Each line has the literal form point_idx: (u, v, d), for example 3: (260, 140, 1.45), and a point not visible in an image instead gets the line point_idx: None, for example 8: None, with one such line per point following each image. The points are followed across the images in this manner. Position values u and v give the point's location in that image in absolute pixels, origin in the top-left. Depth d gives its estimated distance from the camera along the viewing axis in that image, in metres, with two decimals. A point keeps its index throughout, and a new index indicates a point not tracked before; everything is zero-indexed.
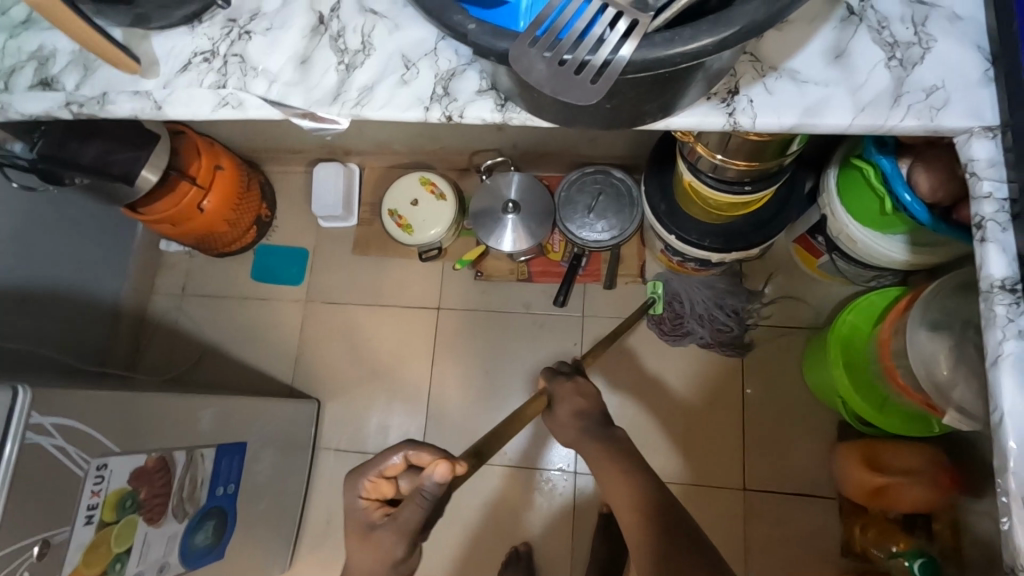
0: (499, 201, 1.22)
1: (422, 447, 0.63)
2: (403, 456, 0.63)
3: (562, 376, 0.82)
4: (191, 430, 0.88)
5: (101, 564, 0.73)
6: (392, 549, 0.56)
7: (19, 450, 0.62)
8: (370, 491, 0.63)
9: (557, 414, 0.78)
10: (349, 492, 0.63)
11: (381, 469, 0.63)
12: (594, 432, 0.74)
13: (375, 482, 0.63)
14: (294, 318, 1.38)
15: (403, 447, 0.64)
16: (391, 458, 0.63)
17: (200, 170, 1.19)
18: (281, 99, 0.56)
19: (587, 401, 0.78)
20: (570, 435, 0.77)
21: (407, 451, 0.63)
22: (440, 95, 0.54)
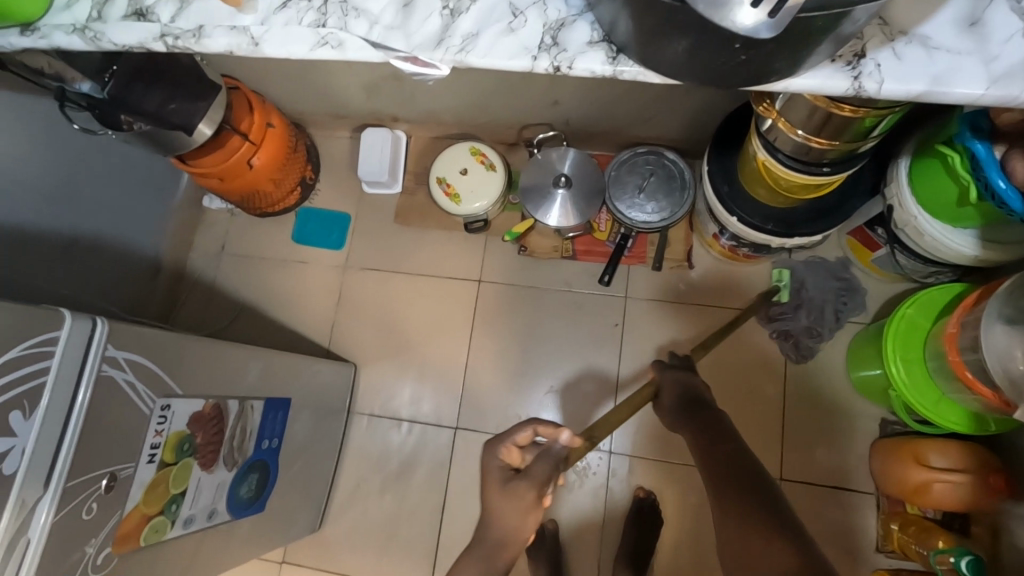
0: (550, 175, 1.21)
1: (546, 421, 0.72)
2: (532, 429, 0.71)
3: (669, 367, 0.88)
4: (242, 380, 0.89)
5: (158, 505, 0.73)
6: (527, 495, 0.62)
7: (92, 394, 0.62)
8: (506, 456, 0.68)
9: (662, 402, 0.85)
10: (485, 455, 0.69)
11: (516, 439, 0.70)
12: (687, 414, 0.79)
13: (509, 450, 0.69)
14: (333, 283, 1.38)
15: (532, 423, 0.71)
16: (523, 430, 0.71)
17: (252, 127, 1.19)
18: (383, 41, 0.55)
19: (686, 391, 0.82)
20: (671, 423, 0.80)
21: (536, 426, 0.71)
22: (549, 45, 0.53)
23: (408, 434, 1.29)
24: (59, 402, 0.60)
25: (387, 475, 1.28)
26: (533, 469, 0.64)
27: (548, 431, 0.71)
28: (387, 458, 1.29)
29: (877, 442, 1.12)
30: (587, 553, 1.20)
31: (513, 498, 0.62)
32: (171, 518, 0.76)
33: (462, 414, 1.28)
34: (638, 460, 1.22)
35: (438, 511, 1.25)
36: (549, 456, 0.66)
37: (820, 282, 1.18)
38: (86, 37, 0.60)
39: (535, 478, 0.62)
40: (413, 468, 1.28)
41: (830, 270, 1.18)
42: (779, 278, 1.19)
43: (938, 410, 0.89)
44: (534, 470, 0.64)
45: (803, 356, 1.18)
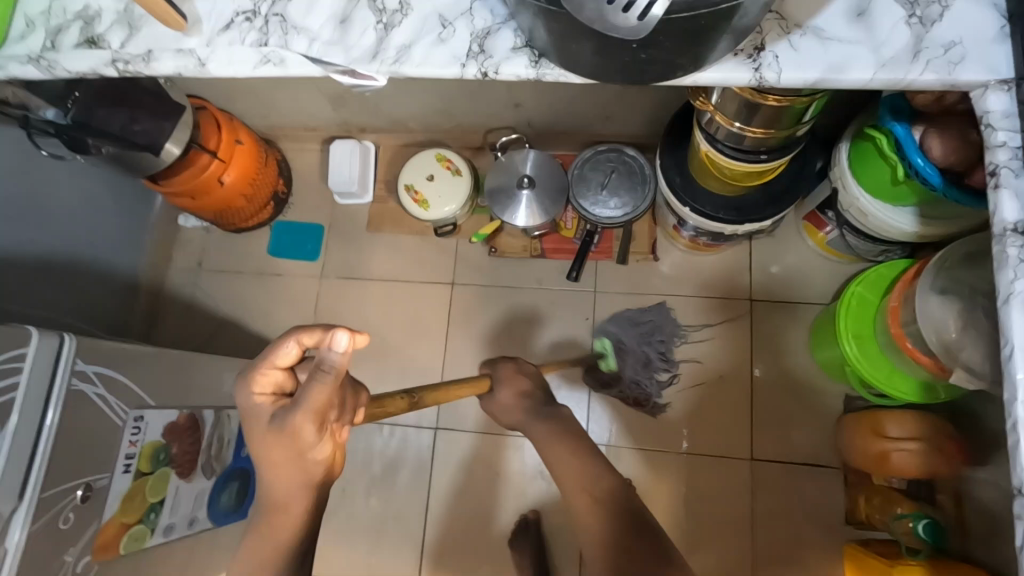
0: (514, 177, 1.25)
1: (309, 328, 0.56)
2: (293, 345, 0.56)
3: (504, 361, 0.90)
4: (217, 390, 0.91)
5: (137, 514, 0.75)
6: (301, 429, 0.52)
7: (61, 414, 0.64)
8: (263, 386, 0.57)
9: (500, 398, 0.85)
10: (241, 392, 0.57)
11: (274, 361, 0.57)
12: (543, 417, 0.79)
13: (262, 377, 0.57)
14: (309, 292, 1.40)
15: (292, 335, 0.56)
16: (281, 348, 0.56)
17: (220, 144, 1.22)
18: (322, 57, 0.58)
19: (528, 382, 0.85)
20: (514, 416, 0.83)
21: (299, 338, 0.56)
22: (476, 52, 0.56)
23: (390, 437, 1.31)
24: (28, 425, 0.61)
25: (371, 479, 1.30)
26: (303, 391, 0.51)
27: (315, 341, 0.56)
28: (370, 462, 1.31)
29: (840, 417, 1.16)
30: (568, 543, 1.22)
31: (278, 442, 0.54)
32: (150, 526, 0.78)
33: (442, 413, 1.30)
34: (614, 448, 1.23)
35: (422, 511, 1.27)
36: (320, 375, 0.50)
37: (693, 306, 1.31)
38: (41, 67, 0.63)
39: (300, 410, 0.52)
40: (396, 470, 1.30)
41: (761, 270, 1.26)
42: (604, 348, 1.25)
43: (890, 381, 0.92)
44: (302, 399, 0.51)
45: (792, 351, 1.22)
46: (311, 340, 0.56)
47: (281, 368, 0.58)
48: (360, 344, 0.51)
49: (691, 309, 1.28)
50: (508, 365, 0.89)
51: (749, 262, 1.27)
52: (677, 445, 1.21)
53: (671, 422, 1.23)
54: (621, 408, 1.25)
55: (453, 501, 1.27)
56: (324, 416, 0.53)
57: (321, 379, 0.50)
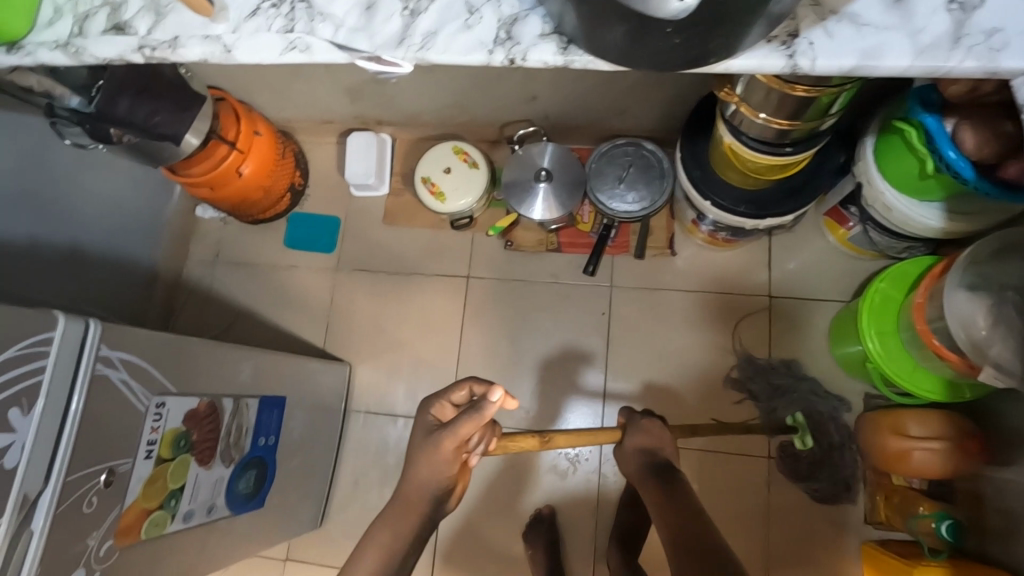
0: (531, 170, 1.24)
1: (480, 380, 0.76)
2: (466, 390, 0.77)
3: (638, 415, 0.85)
4: (236, 379, 0.92)
5: (157, 499, 0.76)
6: (448, 449, 0.71)
7: (85, 402, 0.64)
8: (438, 413, 0.77)
9: (625, 450, 0.83)
10: (421, 411, 0.78)
11: (449, 398, 0.77)
12: (656, 472, 0.78)
13: (441, 407, 0.77)
14: (325, 284, 1.40)
15: (469, 382, 0.77)
16: (458, 390, 0.77)
17: (239, 135, 1.22)
18: (348, 43, 0.58)
19: (656, 442, 0.82)
20: (632, 468, 0.82)
21: (470, 385, 0.77)
22: (503, 39, 0.55)
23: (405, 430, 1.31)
24: (53, 413, 0.61)
25: (385, 471, 1.30)
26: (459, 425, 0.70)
27: (482, 391, 0.77)
28: (385, 454, 1.31)
29: (859, 417, 1.14)
30: (582, 538, 1.22)
31: (433, 451, 0.72)
32: (171, 512, 0.79)
33: None
34: None
35: None
36: (474, 415, 0.69)
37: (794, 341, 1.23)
38: (69, 53, 0.63)
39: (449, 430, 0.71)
40: None
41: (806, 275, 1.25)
42: (796, 423, 1.14)
43: (913, 379, 0.91)
44: (457, 430, 0.70)
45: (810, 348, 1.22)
46: (482, 388, 0.76)
47: (453, 406, 0.78)
48: (508, 400, 0.69)
49: (708, 306, 1.27)
50: (651, 422, 0.84)
51: (768, 259, 1.26)
52: (688, 441, 1.20)
53: (694, 421, 1.22)
54: (639, 405, 1.25)
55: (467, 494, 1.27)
56: (462, 444, 0.71)
57: (471, 417, 0.69)
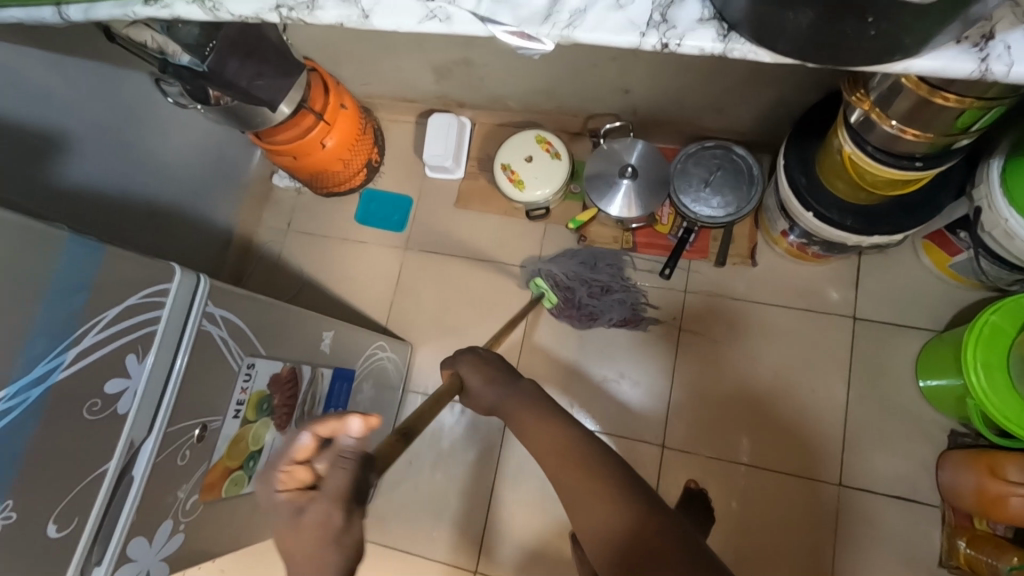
0: (616, 165, 1.22)
1: (321, 419, 0.54)
2: (311, 434, 0.51)
3: (464, 352, 0.82)
4: (316, 347, 0.92)
5: (239, 459, 0.76)
6: (331, 516, 0.43)
7: (188, 359, 0.64)
8: (286, 482, 0.46)
9: (471, 391, 0.77)
10: (261, 493, 0.47)
11: (294, 453, 0.49)
12: (509, 392, 0.73)
13: (289, 471, 0.47)
14: (392, 263, 1.40)
15: (307, 428, 0.53)
16: (299, 441, 0.51)
17: (326, 107, 1.22)
18: (491, 16, 0.56)
19: (494, 366, 0.78)
20: (490, 397, 0.75)
21: (313, 429, 0.53)
22: (657, 22, 0.53)
23: (460, 415, 1.30)
24: (160, 366, 0.61)
25: (438, 454, 1.30)
26: (325, 483, 0.45)
27: (331, 432, 0.53)
28: (439, 437, 1.31)
29: (947, 452, 1.09)
30: None
31: (310, 530, 0.43)
32: (248, 474, 0.79)
33: None
34: (674, 450, 1.21)
35: (488, 493, 1.27)
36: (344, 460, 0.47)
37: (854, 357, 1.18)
38: (206, 8, 0.63)
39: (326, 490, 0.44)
40: (462, 449, 1.30)
41: (887, 297, 1.19)
42: (540, 289, 1.26)
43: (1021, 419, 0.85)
44: (329, 483, 0.45)
45: (893, 375, 1.16)
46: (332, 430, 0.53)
47: (306, 465, 0.49)
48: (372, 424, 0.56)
49: (786, 321, 1.22)
50: (470, 356, 0.80)
51: (854, 278, 1.21)
52: (737, 456, 1.19)
53: (744, 432, 1.19)
54: (701, 414, 1.22)
55: (518, 486, 1.26)
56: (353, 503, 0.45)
57: (344, 465, 0.47)
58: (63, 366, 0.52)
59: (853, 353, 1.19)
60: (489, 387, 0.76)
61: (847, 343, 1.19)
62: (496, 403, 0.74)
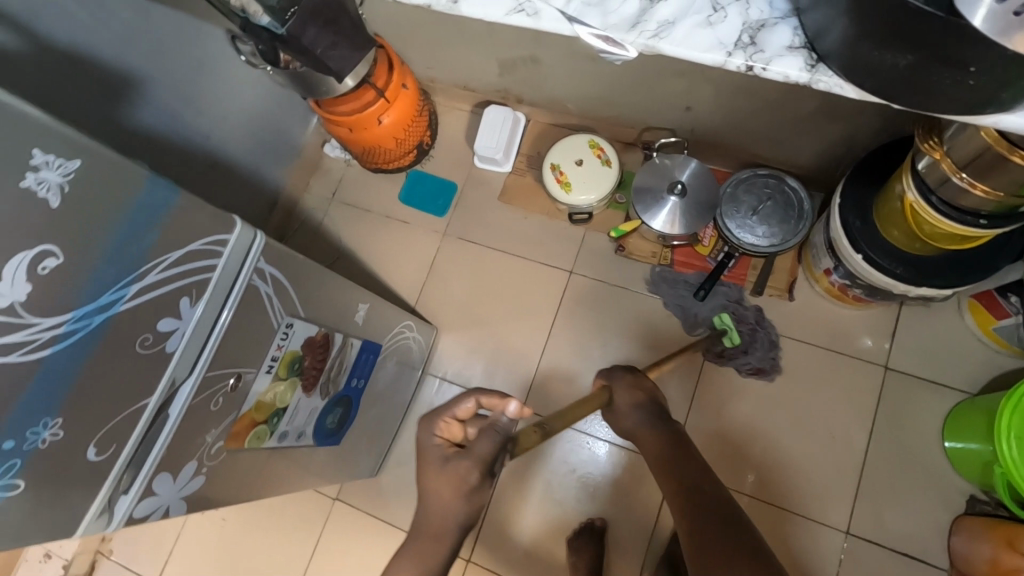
0: (665, 181, 1.21)
1: (485, 393, 0.84)
2: (472, 406, 0.83)
3: (622, 372, 0.96)
4: (351, 318, 0.94)
5: (264, 414, 0.78)
6: (467, 475, 0.75)
7: (234, 310, 0.66)
8: (444, 433, 0.82)
9: (617, 409, 0.93)
10: (428, 434, 0.82)
11: (455, 415, 0.83)
12: (648, 422, 0.88)
13: (449, 428, 0.82)
14: (429, 246, 1.42)
15: (473, 396, 0.84)
16: (463, 407, 0.83)
17: (389, 85, 1.24)
18: (579, 16, 0.56)
19: (645, 396, 0.92)
20: (627, 423, 0.91)
21: (477, 398, 0.83)
22: (745, 43, 0.53)
23: None
24: (208, 313, 0.63)
25: None
26: (474, 449, 0.77)
27: (487, 401, 0.84)
28: None
29: (963, 518, 1.07)
30: (628, 559, 1.20)
31: (453, 475, 0.75)
32: (271, 429, 0.81)
33: (531, 398, 1.29)
34: None
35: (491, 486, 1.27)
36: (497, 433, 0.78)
37: (880, 407, 1.16)
38: None
39: (474, 454, 0.76)
40: None
41: (923, 351, 1.17)
42: (724, 324, 1.20)
43: None
44: (477, 449, 0.76)
45: (917, 431, 1.14)
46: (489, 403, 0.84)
47: (460, 425, 0.83)
48: (524, 414, 0.82)
49: (814, 360, 1.21)
50: (627, 380, 0.94)
51: (891, 327, 1.19)
52: (743, 486, 1.18)
53: (756, 464, 1.18)
54: (715, 440, 1.21)
55: (521, 484, 1.27)
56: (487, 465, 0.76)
57: (489, 437, 0.78)
58: (126, 299, 0.53)
59: (879, 402, 1.17)
60: (631, 411, 0.91)
61: (874, 391, 1.17)
62: (632, 428, 0.90)
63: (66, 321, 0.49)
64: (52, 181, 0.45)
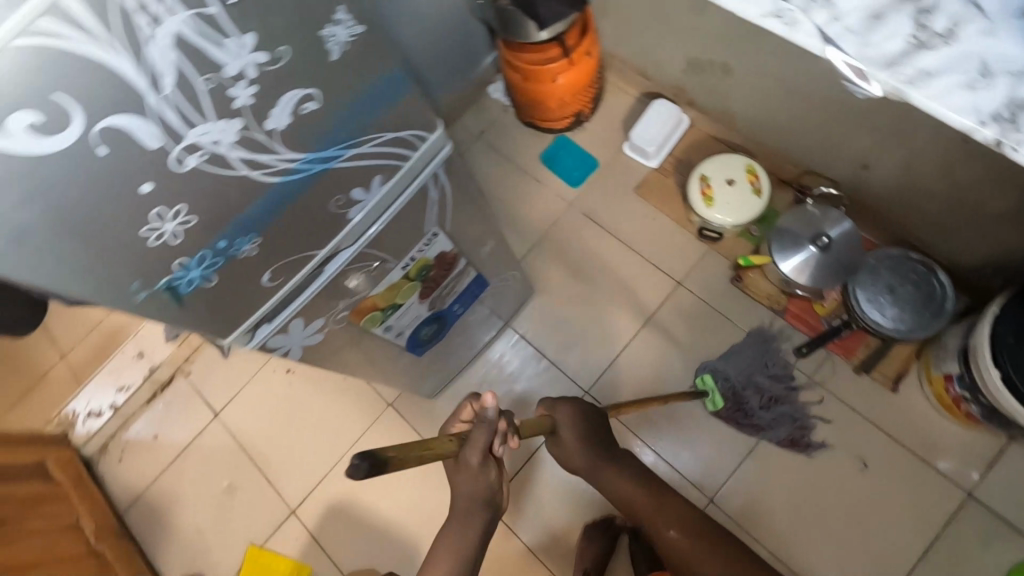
0: (812, 230, 1.17)
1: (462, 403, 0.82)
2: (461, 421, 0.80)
3: (561, 404, 0.94)
4: (478, 248, 0.99)
5: (384, 303, 0.85)
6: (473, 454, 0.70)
7: (406, 203, 0.71)
8: None
9: (562, 437, 0.93)
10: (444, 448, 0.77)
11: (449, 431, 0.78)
12: (608, 460, 0.93)
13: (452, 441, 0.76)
14: (553, 210, 1.44)
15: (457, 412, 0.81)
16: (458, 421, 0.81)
17: (576, 48, 1.26)
18: (834, 38, 0.51)
19: (595, 427, 0.94)
20: (581, 461, 0.94)
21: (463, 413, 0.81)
22: (1004, 119, 0.46)
23: (543, 371, 1.35)
24: (388, 197, 0.68)
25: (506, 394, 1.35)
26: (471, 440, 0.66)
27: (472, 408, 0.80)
28: (513, 380, 1.35)
29: None
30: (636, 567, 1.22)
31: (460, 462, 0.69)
32: (383, 318, 0.88)
33: (598, 385, 1.31)
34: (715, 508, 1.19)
35: (527, 457, 1.30)
36: (484, 424, 0.66)
37: (947, 529, 1.11)
38: None
39: (472, 447, 0.66)
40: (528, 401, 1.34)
41: (1015, 492, 1.11)
42: (705, 385, 1.23)
43: None
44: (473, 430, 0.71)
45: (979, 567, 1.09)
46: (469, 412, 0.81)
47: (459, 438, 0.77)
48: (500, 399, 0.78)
49: (895, 457, 1.16)
50: (570, 412, 0.93)
51: (989, 456, 1.13)
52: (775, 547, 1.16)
53: (796, 534, 1.16)
54: (764, 494, 1.19)
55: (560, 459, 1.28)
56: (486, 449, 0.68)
57: (481, 426, 0.66)
58: (343, 159, 0.59)
59: (948, 524, 1.12)
60: (583, 447, 0.92)
61: (947, 512, 1.12)
62: (592, 466, 0.93)
63: (298, 160, 0.54)
64: (342, 37, 0.50)
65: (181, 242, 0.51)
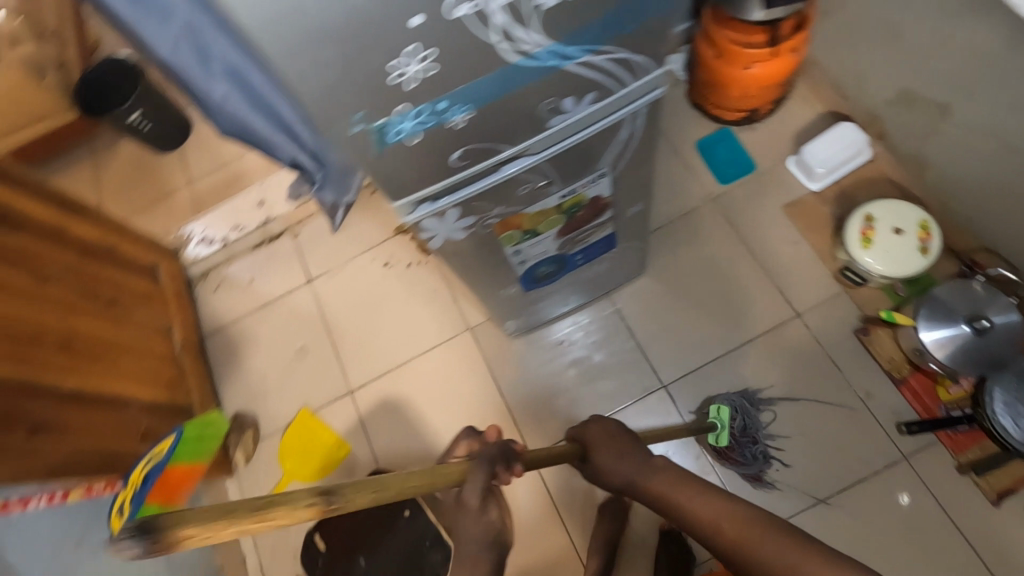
0: (972, 309, 1.08)
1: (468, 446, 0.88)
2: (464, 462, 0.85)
3: (587, 424, 0.94)
4: (626, 206, 0.97)
5: (529, 226, 0.84)
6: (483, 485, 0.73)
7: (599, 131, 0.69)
8: None
9: (593, 460, 0.89)
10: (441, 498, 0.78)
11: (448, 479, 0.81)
12: (644, 466, 0.88)
13: None
14: (693, 199, 1.38)
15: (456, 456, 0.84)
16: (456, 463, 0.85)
17: (785, 40, 1.17)
18: None
19: (620, 433, 0.91)
20: (622, 475, 0.88)
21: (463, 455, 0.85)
22: None
23: (627, 351, 1.32)
24: (589, 118, 0.67)
25: (582, 359, 1.34)
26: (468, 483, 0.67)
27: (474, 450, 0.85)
28: (594, 349, 1.34)
29: None
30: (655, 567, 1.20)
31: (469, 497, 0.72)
32: (519, 240, 0.87)
33: (677, 384, 1.28)
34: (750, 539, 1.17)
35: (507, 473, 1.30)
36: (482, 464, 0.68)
37: None
38: None
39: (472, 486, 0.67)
40: (602, 374, 1.32)
41: None
42: (718, 418, 1.19)
43: None
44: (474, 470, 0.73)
45: None
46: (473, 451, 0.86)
47: None
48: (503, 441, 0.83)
49: (968, 567, 1.08)
50: (596, 428, 0.92)
51: None
52: None
53: None
54: None
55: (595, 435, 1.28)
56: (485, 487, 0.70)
57: (481, 466, 0.68)
58: (576, 62, 0.57)
59: None
60: (621, 458, 0.88)
61: None
62: (631, 479, 0.87)
63: (543, 47, 0.53)
64: None
65: (411, 89, 0.51)
